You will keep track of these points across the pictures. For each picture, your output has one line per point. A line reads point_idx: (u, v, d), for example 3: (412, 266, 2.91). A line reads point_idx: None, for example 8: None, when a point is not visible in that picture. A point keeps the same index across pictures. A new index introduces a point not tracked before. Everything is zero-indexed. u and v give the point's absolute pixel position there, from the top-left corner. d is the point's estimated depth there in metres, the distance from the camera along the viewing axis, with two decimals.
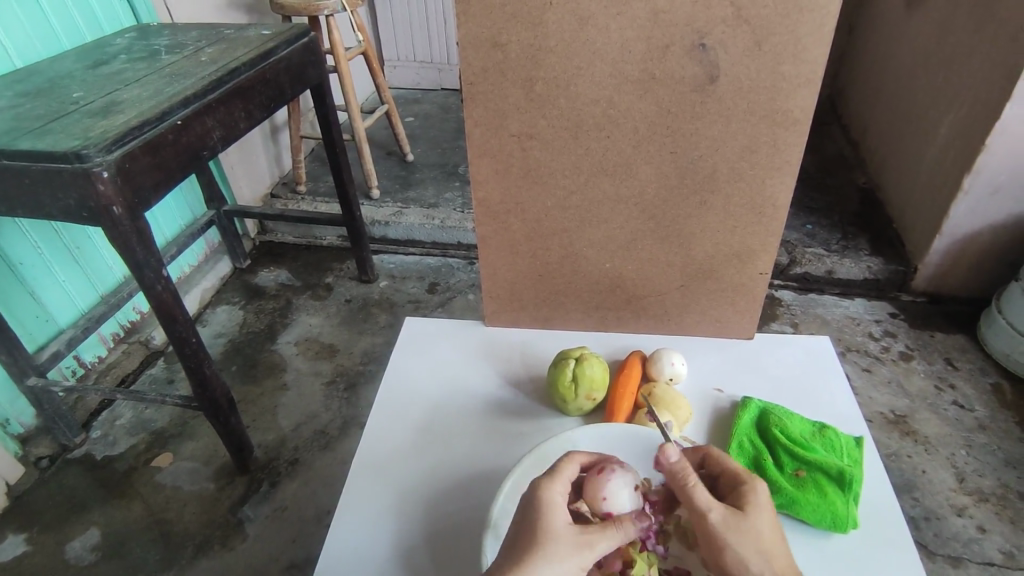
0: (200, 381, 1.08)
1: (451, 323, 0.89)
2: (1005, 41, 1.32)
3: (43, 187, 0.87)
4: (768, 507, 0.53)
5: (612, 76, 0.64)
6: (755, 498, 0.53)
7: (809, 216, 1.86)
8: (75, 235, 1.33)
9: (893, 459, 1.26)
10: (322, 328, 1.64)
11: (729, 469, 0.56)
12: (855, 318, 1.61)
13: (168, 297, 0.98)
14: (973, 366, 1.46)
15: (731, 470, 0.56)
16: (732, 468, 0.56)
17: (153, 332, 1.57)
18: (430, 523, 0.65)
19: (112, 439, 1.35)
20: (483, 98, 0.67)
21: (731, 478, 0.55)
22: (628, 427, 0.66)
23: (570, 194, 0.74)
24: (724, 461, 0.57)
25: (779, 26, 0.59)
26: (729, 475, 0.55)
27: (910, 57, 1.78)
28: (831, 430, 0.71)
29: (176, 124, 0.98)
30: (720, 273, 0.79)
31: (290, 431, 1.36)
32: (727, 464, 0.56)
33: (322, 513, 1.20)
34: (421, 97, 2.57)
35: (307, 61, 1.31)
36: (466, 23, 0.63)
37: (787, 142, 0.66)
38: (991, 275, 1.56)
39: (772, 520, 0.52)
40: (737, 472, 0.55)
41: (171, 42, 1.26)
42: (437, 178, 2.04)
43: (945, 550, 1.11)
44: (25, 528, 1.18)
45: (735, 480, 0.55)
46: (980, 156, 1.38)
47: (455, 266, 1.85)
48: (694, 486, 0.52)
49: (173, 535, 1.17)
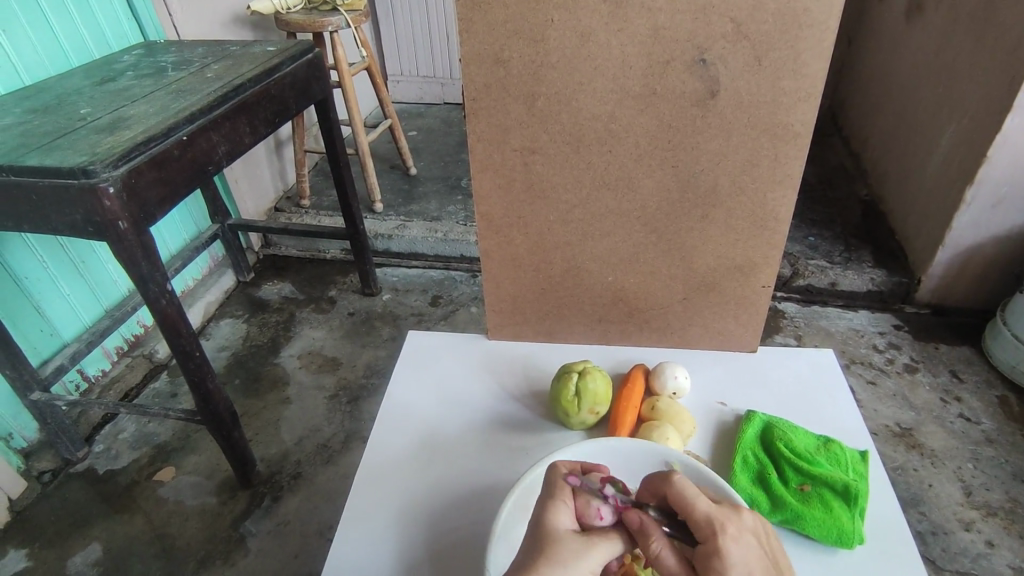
0: (203, 395, 1.08)
1: (453, 338, 0.89)
2: (1006, 54, 1.33)
3: (49, 202, 0.88)
4: (744, 561, 0.47)
5: (613, 91, 0.65)
6: (726, 557, 0.47)
7: (811, 228, 1.86)
8: (80, 249, 1.34)
9: (899, 473, 1.25)
10: (325, 341, 1.64)
11: (696, 515, 0.50)
12: (858, 330, 1.61)
13: (171, 311, 0.98)
14: (978, 378, 1.46)
15: (699, 516, 0.50)
16: (699, 512, 0.50)
17: (156, 346, 1.57)
18: (432, 543, 0.64)
19: (114, 453, 1.35)
20: (485, 113, 0.68)
21: (698, 526, 0.49)
22: (632, 440, 0.65)
23: (572, 209, 0.74)
24: (690, 505, 0.50)
25: (779, 42, 0.60)
26: (695, 523, 0.50)
27: (910, 70, 1.79)
28: (836, 444, 0.70)
29: (181, 140, 0.99)
30: (722, 286, 0.79)
31: (292, 444, 1.36)
32: (693, 511, 0.50)
33: (324, 527, 1.20)
34: (424, 111, 2.59)
35: (311, 77, 1.33)
36: (468, 40, 0.64)
37: (787, 156, 0.66)
38: (995, 287, 1.56)
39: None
40: (707, 519, 0.49)
41: (177, 58, 1.28)
42: (440, 192, 2.05)
43: (953, 565, 1.10)
44: (26, 543, 1.17)
45: (704, 530, 0.49)
46: (982, 168, 1.38)
47: (457, 279, 1.85)
48: (659, 552, 0.48)
49: (174, 550, 1.16)
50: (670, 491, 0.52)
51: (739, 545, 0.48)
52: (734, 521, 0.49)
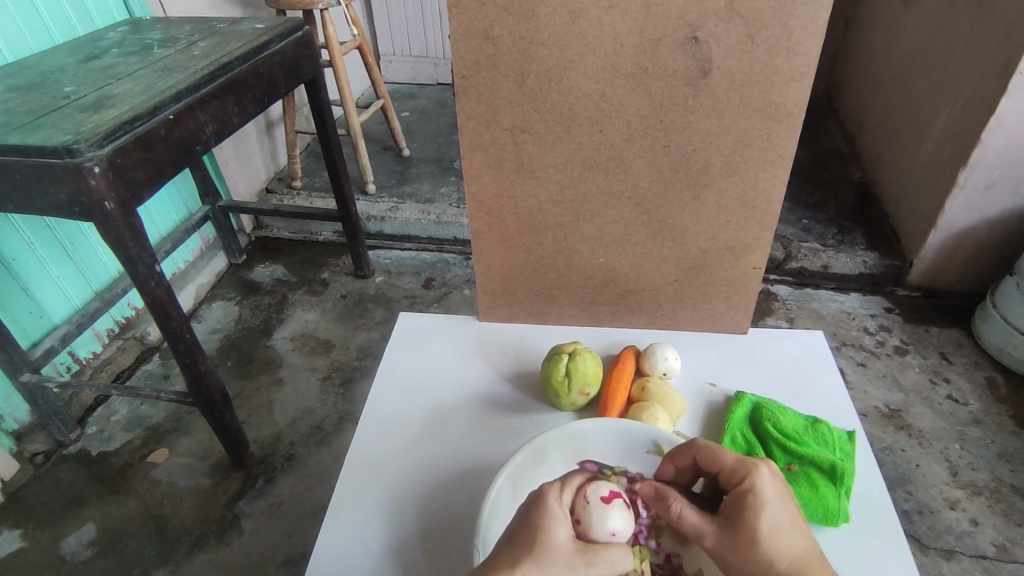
0: (194, 377, 1.08)
1: (445, 319, 0.89)
2: (1003, 32, 1.32)
3: (33, 181, 0.87)
4: (773, 498, 0.52)
5: (604, 70, 0.64)
6: (759, 496, 0.51)
7: (805, 211, 1.86)
8: (69, 231, 1.32)
9: (887, 453, 1.26)
10: (317, 323, 1.63)
11: (727, 467, 0.54)
12: (850, 312, 1.62)
13: (161, 293, 0.97)
14: (967, 359, 1.47)
15: (726, 468, 0.54)
16: (729, 464, 0.54)
17: (148, 328, 1.56)
18: (424, 521, 0.65)
19: (107, 435, 1.34)
20: (475, 91, 0.67)
21: (729, 477, 0.53)
22: (591, 418, 0.66)
23: (563, 188, 0.73)
24: (719, 458, 0.54)
25: (771, 20, 0.59)
26: (727, 474, 0.54)
27: (906, 50, 1.78)
28: (823, 424, 0.71)
29: (168, 119, 0.97)
30: (713, 268, 0.79)
31: (285, 426, 1.36)
32: (723, 462, 0.54)
33: (317, 507, 1.21)
34: (417, 91, 2.56)
35: (300, 56, 1.31)
36: (456, 16, 0.63)
37: (779, 136, 0.66)
38: (987, 269, 1.57)
39: (777, 513, 0.51)
40: (733, 470, 0.53)
41: (164, 35, 1.25)
42: (433, 173, 2.03)
43: (938, 542, 1.11)
44: (20, 524, 1.17)
45: (733, 479, 0.53)
46: (976, 150, 1.38)
47: (450, 261, 1.85)
48: (680, 510, 0.53)
49: (168, 529, 1.17)
50: (698, 455, 0.56)
51: (772, 479, 0.52)
52: (763, 461, 0.53)
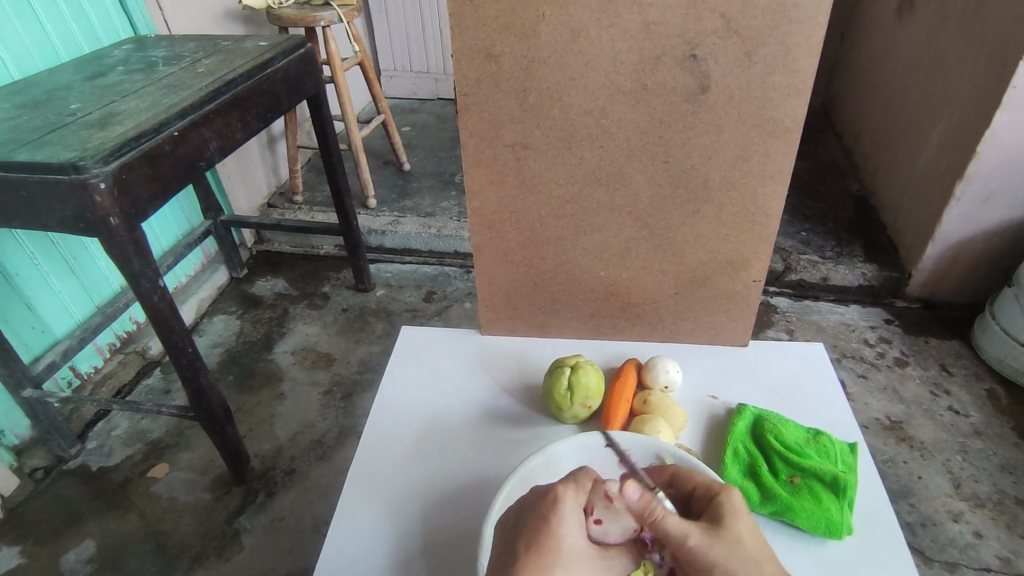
0: (196, 391, 1.08)
1: (446, 332, 0.89)
2: (996, 47, 1.34)
3: (39, 197, 0.87)
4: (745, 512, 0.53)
5: (604, 87, 0.65)
6: (734, 506, 0.53)
7: (804, 223, 1.87)
8: (72, 246, 1.33)
9: (889, 466, 1.26)
10: (318, 337, 1.64)
11: (699, 484, 0.56)
12: (850, 324, 1.62)
13: (164, 308, 0.98)
14: (967, 371, 1.47)
15: (699, 484, 0.56)
16: (700, 482, 0.56)
17: (149, 342, 1.57)
18: (428, 533, 0.65)
19: (107, 449, 1.34)
20: (477, 108, 0.68)
21: (701, 492, 0.56)
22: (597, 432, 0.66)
23: (565, 204, 0.74)
24: (691, 477, 0.57)
25: (768, 38, 0.60)
26: (698, 489, 0.56)
27: (901, 64, 1.80)
28: (825, 436, 0.71)
29: (173, 135, 0.98)
30: (714, 281, 0.79)
31: (286, 440, 1.36)
32: (694, 480, 0.57)
33: (318, 522, 1.20)
34: (418, 106, 2.59)
35: (303, 73, 1.32)
36: (460, 35, 0.64)
37: (777, 151, 0.67)
38: (985, 281, 1.57)
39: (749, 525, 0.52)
40: (708, 486, 0.55)
41: (168, 53, 1.27)
42: (433, 187, 2.05)
43: (942, 556, 1.11)
44: (19, 540, 1.17)
45: (707, 494, 0.55)
46: (971, 164, 1.40)
47: (451, 274, 1.85)
48: (664, 517, 0.51)
49: (169, 546, 1.16)
50: (671, 477, 0.59)
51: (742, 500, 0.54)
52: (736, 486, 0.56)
